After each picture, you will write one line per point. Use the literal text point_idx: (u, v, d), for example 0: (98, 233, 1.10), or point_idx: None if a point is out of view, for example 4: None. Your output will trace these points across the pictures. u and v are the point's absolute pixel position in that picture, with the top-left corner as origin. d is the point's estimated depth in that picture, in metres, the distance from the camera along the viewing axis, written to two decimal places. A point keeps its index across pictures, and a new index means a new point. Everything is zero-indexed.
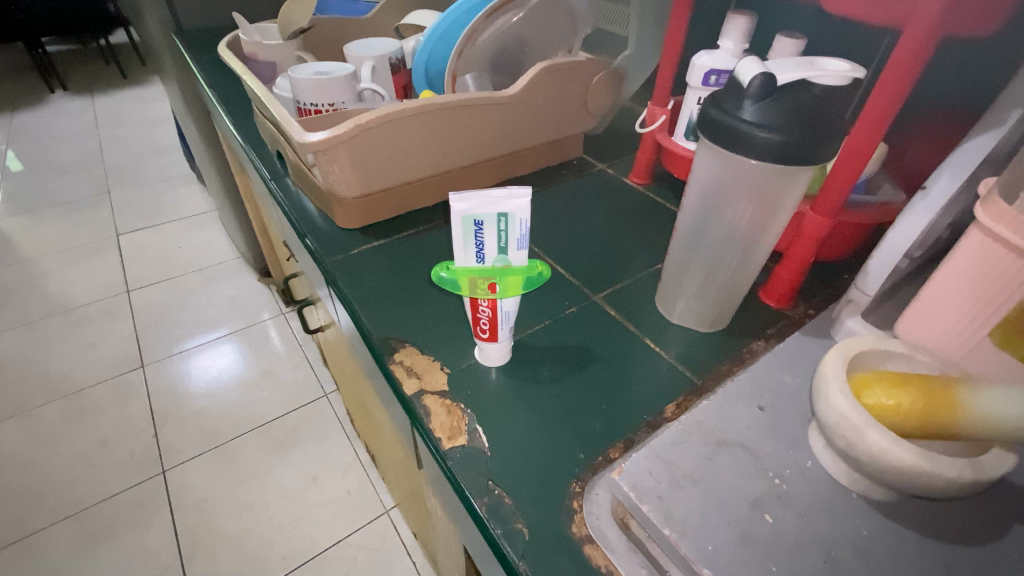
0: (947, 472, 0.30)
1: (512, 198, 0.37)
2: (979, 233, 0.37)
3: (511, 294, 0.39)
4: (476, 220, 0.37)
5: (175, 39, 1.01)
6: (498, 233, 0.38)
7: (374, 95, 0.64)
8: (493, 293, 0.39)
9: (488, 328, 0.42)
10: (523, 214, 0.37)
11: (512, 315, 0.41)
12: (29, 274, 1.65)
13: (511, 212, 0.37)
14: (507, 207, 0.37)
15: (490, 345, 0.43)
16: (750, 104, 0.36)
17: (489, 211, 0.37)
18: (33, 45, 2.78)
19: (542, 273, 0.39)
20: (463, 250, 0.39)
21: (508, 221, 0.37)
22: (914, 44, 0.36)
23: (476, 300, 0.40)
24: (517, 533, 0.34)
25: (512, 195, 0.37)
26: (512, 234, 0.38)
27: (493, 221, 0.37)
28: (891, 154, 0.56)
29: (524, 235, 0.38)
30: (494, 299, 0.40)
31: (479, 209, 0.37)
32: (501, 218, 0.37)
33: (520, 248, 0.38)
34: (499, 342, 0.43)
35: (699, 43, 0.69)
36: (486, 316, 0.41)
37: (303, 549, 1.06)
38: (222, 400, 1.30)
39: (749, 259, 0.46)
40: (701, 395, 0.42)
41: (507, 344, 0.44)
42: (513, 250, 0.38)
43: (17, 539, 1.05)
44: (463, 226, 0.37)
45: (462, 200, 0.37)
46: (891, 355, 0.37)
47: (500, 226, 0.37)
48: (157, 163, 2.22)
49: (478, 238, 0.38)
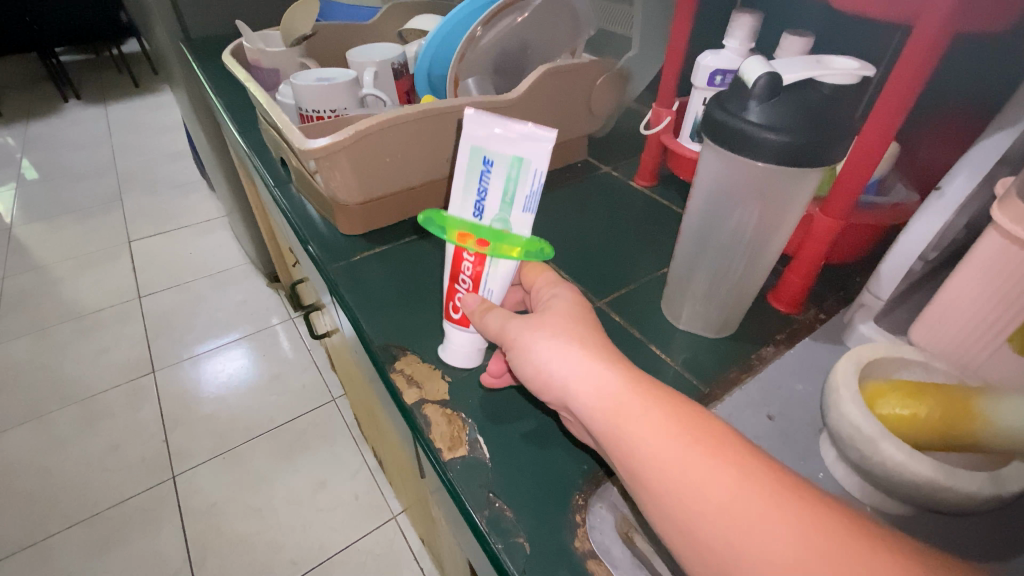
0: (970, 487, 0.28)
1: (529, 141, 0.34)
2: (998, 236, 0.35)
3: (503, 258, 0.37)
4: (486, 156, 0.35)
5: (183, 48, 1.02)
6: (507, 180, 0.35)
7: (376, 100, 0.64)
8: (481, 248, 0.37)
9: (460, 310, 0.40)
10: (538, 163, 0.34)
11: (496, 298, 0.39)
12: (43, 281, 1.67)
13: (525, 157, 0.34)
14: (522, 150, 0.34)
15: (458, 330, 0.42)
16: (755, 105, 0.35)
17: (503, 151, 0.34)
18: (47, 55, 2.83)
19: (544, 250, 0.37)
20: (467, 193, 0.36)
21: (521, 168, 0.34)
22: (928, 40, 0.35)
23: (461, 252, 0.38)
24: (517, 547, 0.33)
25: (530, 137, 0.34)
26: (521, 192, 0.35)
27: (504, 163, 0.34)
28: (905, 152, 0.54)
29: (533, 195, 0.35)
30: (482, 256, 0.37)
31: (493, 145, 0.34)
32: (514, 162, 0.34)
33: (525, 211, 0.35)
34: (468, 332, 0.41)
35: (707, 43, 0.68)
36: (467, 273, 0.38)
37: (313, 553, 1.06)
38: (231, 403, 1.31)
39: (757, 262, 0.45)
40: (706, 404, 0.41)
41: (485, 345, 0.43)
42: (518, 210, 0.35)
43: (29, 544, 1.06)
44: (472, 161, 0.35)
45: (477, 117, 0.35)
46: (906, 363, 0.36)
47: (511, 172, 0.35)
48: (168, 169, 2.25)
49: (483, 180, 0.35)
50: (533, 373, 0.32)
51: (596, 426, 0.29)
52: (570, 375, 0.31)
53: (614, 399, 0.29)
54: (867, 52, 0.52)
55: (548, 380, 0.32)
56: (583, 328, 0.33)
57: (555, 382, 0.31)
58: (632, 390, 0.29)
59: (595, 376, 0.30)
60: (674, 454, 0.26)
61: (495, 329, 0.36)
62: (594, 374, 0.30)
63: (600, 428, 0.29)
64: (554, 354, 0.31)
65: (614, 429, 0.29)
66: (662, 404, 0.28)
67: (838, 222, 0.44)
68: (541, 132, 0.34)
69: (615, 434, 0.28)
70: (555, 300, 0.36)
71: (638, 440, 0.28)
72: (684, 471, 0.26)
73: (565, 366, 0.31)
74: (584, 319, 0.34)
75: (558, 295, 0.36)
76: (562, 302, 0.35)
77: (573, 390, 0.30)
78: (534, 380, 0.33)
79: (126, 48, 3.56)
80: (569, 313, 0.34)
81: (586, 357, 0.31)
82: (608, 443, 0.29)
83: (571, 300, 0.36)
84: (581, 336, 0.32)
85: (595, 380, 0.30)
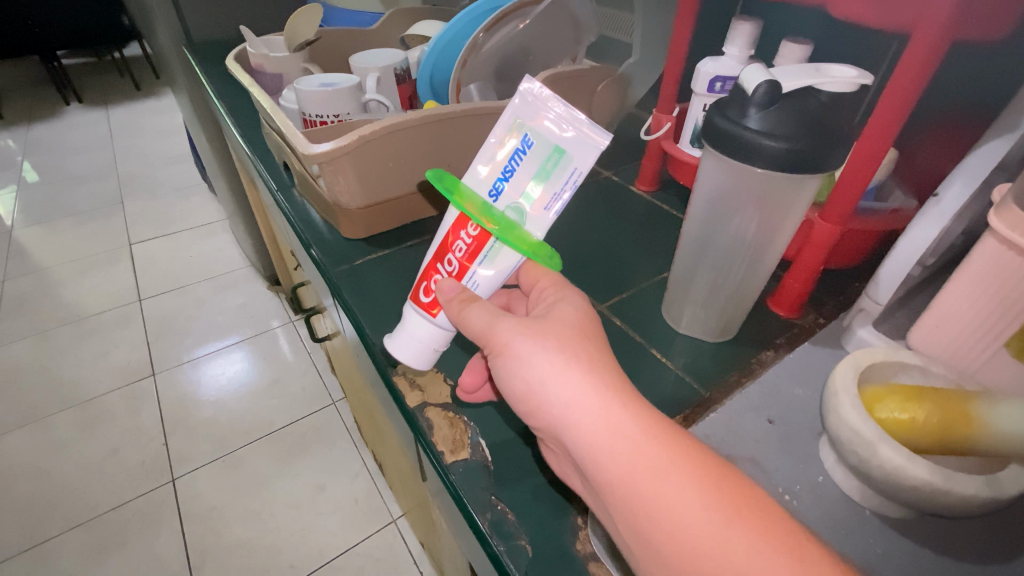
0: (968, 491, 0.29)
1: (577, 134, 0.32)
2: (993, 241, 0.36)
3: (504, 247, 0.34)
4: (527, 135, 0.33)
5: (185, 52, 1.02)
6: (539, 171, 0.33)
7: (379, 106, 0.65)
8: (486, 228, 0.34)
9: (433, 293, 0.37)
10: (580, 162, 0.32)
11: (478, 293, 0.36)
12: (44, 284, 1.68)
13: (568, 151, 0.32)
14: (567, 142, 0.32)
15: (423, 318, 0.38)
16: (755, 112, 0.35)
17: (547, 138, 0.32)
18: (48, 59, 2.84)
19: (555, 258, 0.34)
20: (493, 170, 0.34)
21: (560, 161, 0.32)
22: (925, 50, 0.35)
23: (465, 225, 0.35)
24: (520, 550, 0.33)
25: (579, 131, 0.32)
26: (550, 186, 0.33)
27: (544, 151, 0.33)
28: (903, 159, 0.55)
29: (561, 195, 0.33)
30: (485, 235, 0.34)
31: (539, 128, 0.33)
32: (554, 153, 0.32)
33: (545, 210, 0.33)
34: (433, 322, 0.37)
35: (707, 49, 0.69)
36: (462, 248, 0.35)
37: (312, 558, 1.06)
38: (231, 406, 1.31)
39: (757, 268, 0.45)
40: (708, 407, 0.41)
41: (443, 349, 0.40)
42: (539, 207, 0.33)
43: (28, 547, 1.06)
44: (513, 136, 0.33)
45: (536, 90, 0.33)
46: (904, 367, 0.36)
47: (547, 163, 0.33)
48: (169, 172, 2.26)
49: (515, 161, 0.33)
50: (522, 389, 0.30)
51: (596, 468, 0.27)
52: (567, 403, 0.28)
53: (619, 435, 0.26)
54: (866, 60, 0.52)
55: (544, 410, 0.29)
56: (586, 343, 0.30)
57: (552, 412, 0.28)
58: (647, 432, 0.26)
59: (598, 408, 0.27)
60: (691, 515, 0.24)
61: (480, 325, 0.32)
62: (595, 407, 0.27)
63: (601, 472, 0.26)
64: (549, 375, 0.28)
65: (619, 475, 0.26)
66: (675, 451, 0.26)
67: (837, 227, 0.44)
68: (595, 134, 0.32)
69: (618, 475, 0.26)
70: (558, 308, 0.33)
71: (646, 491, 0.25)
72: (698, 531, 0.23)
73: (564, 393, 0.28)
74: (589, 334, 0.31)
75: (562, 305, 0.33)
76: (564, 312, 0.32)
77: (572, 420, 0.27)
78: (525, 400, 0.30)
79: (128, 51, 3.57)
80: (572, 327, 0.31)
81: (586, 382, 0.28)
82: (610, 487, 0.26)
83: (581, 310, 0.33)
84: (587, 359, 0.29)
85: (599, 412, 0.27)
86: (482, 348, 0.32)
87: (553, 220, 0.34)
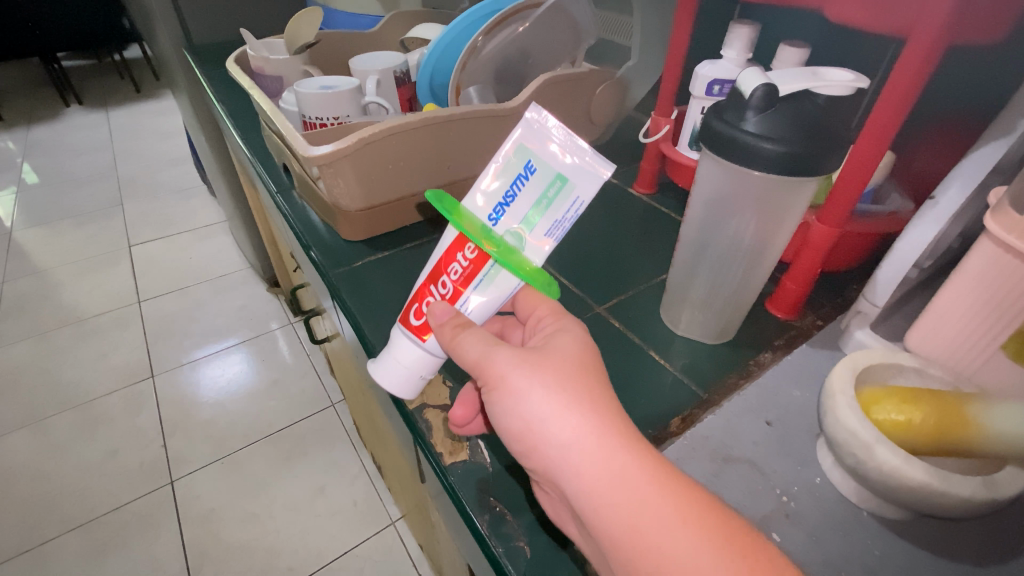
0: (965, 492, 0.29)
1: (580, 163, 0.32)
2: (990, 243, 0.36)
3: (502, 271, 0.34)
4: (529, 161, 0.32)
5: (186, 54, 1.03)
6: (541, 197, 0.33)
7: (379, 108, 0.65)
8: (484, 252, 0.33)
9: (423, 316, 0.36)
10: (581, 190, 0.32)
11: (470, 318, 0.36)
12: (43, 285, 1.68)
13: (571, 179, 0.32)
14: (569, 170, 0.32)
15: (413, 342, 0.37)
16: (752, 116, 0.35)
17: (550, 164, 0.32)
18: (49, 60, 2.84)
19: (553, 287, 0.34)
20: (493, 195, 0.33)
21: (562, 189, 0.32)
22: (921, 54, 0.35)
23: (462, 247, 0.34)
24: (518, 551, 0.34)
25: (580, 159, 0.32)
26: (551, 213, 0.33)
27: (545, 177, 0.32)
28: (900, 162, 0.55)
29: (563, 221, 0.33)
30: (482, 259, 0.34)
31: (541, 155, 0.32)
32: (556, 181, 0.32)
33: (544, 237, 0.33)
34: (423, 347, 0.37)
35: (705, 53, 0.69)
36: (455, 272, 0.35)
37: (311, 560, 1.06)
38: (230, 407, 1.31)
39: (754, 270, 0.46)
40: (706, 409, 0.42)
41: (429, 376, 0.39)
42: (539, 232, 0.33)
43: (27, 549, 1.05)
44: (514, 162, 0.33)
45: (541, 118, 0.32)
46: (902, 369, 0.36)
47: (548, 190, 0.32)
48: (170, 174, 2.26)
49: (516, 187, 0.33)
50: (520, 428, 0.29)
51: (595, 514, 0.27)
52: (570, 448, 0.27)
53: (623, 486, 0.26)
54: (864, 64, 0.52)
55: (541, 451, 0.28)
56: (587, 380, 0.30)
57: (550, 454, 0.28)
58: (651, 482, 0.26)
59: (600, 455, 0.27)
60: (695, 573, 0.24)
61: (476, 355, 0.31)
62: (598, 453, 0.27)
63: (602, 520, 0.26)
64: (549, 416, 0.28)
65: (617, 523, 0.26)
66: (681, 504, 0.25)
67: (835, 230, 0.44)
68: (598, 162, 0.32)
69: (621, 527, 0.26)
70: (557, 338, 0.33)
71: (644, 539, 0.25)
72: None
73: (566, 437, 0.28)
74: (589, 367, 0.31)
75: (561, 335, 0.33)
76: (564, 344, 0.32)
77: (574, 464, 0.27)
78: (523, 437, 0.29)
79: (127, 53, 3.58)
80: (572, 362, 0.31)
81: (587, 427, 0.27)
82: (613, 537, 0.26)
83: (580, 338, 0.33)
84: (588, 398, 0.29)
85: (601, 458, 0.27)
86: (474, 378, 0.32)
87: (552, 247, 0.33)
